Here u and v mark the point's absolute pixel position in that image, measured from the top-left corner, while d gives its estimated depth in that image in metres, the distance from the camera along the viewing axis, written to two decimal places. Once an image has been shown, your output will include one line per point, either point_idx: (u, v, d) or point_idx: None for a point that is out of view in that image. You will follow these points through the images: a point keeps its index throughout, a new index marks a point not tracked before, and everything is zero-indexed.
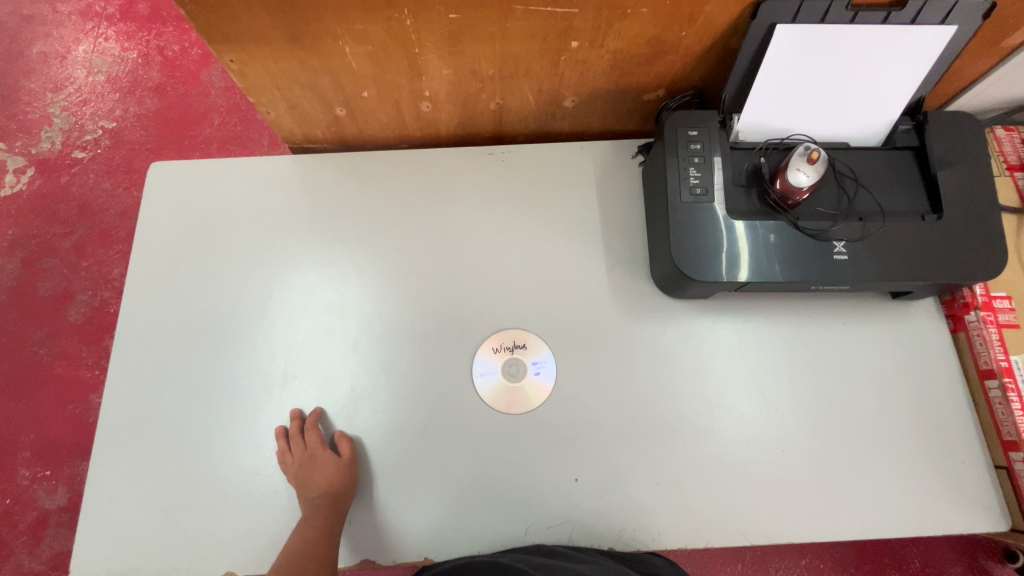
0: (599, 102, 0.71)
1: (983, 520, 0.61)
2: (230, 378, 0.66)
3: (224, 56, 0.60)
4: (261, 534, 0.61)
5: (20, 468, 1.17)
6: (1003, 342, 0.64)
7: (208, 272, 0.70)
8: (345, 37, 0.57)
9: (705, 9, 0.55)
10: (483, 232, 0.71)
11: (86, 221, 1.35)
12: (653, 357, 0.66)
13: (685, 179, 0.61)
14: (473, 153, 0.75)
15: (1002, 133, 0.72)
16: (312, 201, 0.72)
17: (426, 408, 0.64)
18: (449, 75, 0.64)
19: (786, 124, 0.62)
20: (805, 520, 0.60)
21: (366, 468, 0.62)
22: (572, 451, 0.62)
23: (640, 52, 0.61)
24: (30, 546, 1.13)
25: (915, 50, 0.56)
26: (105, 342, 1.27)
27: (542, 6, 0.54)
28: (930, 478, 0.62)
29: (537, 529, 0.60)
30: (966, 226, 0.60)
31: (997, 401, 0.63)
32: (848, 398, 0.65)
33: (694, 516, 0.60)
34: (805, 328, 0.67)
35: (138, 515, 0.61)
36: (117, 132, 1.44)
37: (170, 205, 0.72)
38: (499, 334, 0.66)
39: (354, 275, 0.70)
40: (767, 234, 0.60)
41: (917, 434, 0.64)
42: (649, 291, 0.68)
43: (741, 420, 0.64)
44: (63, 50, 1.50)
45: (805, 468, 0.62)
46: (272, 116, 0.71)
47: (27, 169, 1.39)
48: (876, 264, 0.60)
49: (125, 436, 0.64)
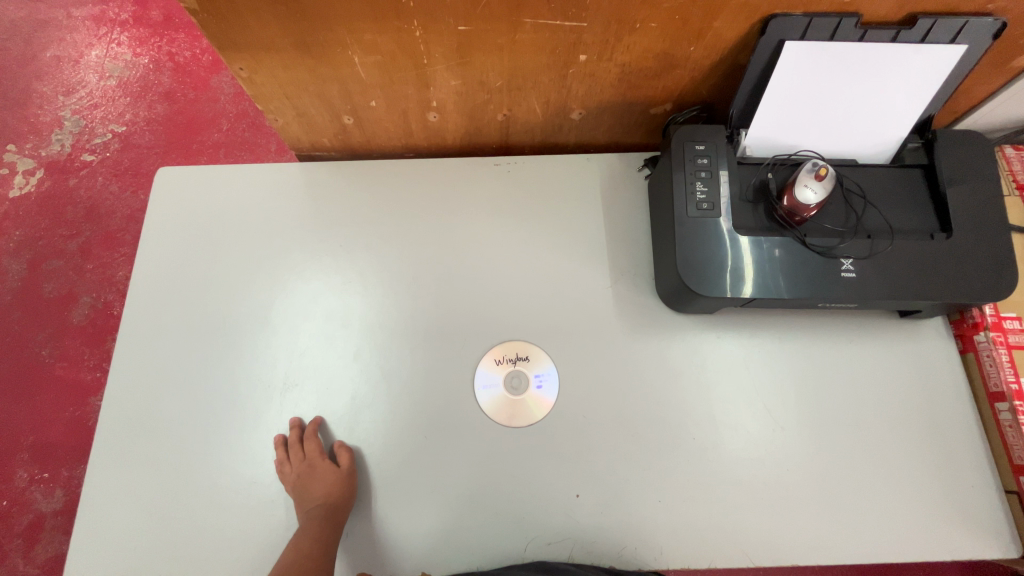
0: (607, 115, 0.71)
1: (994, 547, 0.60)
2: (231, 384, 0.66)
3: (233, 63, 0.60)
4: (257, 545, 0.60)
5: (19, 470, 1.17)
6: (1013, 364, 0.63)
7: (212, 278, 0.70)
8: (355, 47, 0.58)
9: (714, 25, 0.55)
10: (488, 243, 0.71)
11: (93, 224, 1.36)
12: (657, 371, 0.65)
13: (691, 193, 0.60)
14: (480, 163, 0.75)
15: (1011, 152, 0.71)
16: (318, 209, 0.72)
17: (428, 419, 0.63)
18: (457, 86, 0.64)
19: (794, 141, 0.62)
20: (810, 542, 0.59)
21: (366, 479, 0.61)
22: (574, 466, 0.61)
23: (649, 67, 0.62)
24: (25, 549, 1.13)
25: (922, 71, 0.56)
26: (107, 344, 1.27)
27: (552, 19, 0.54)
28: (939, 502, 0.61)
29: (537, 546, 0.59)
30: (975, 245, 0.59)
31: (1007, 424, 0.62)
32: (855, 417, 0.64)
33: (697, 535, 0.59)
34: (810, 345, 0.67)
35: (133, 521, 0.61)
36: (127, 136, 1.45)
37: (176, 211, 0.73)
38: (503, 346, 0.66)
39: (358, 282, 0.69)
40: (772, 250, 0.60)
41: (925, 454, 0.63)
42: (654, 305, 0.68)
43: (745, 438, 0.63)
44: (76, 54, 1.52)
45: (811, 489, 0.61)
46: (280, 123, 0.71)
47: (36, 172, 1.40)
48: (883, 283, 0.59)
49: (123, 441, 0.64)
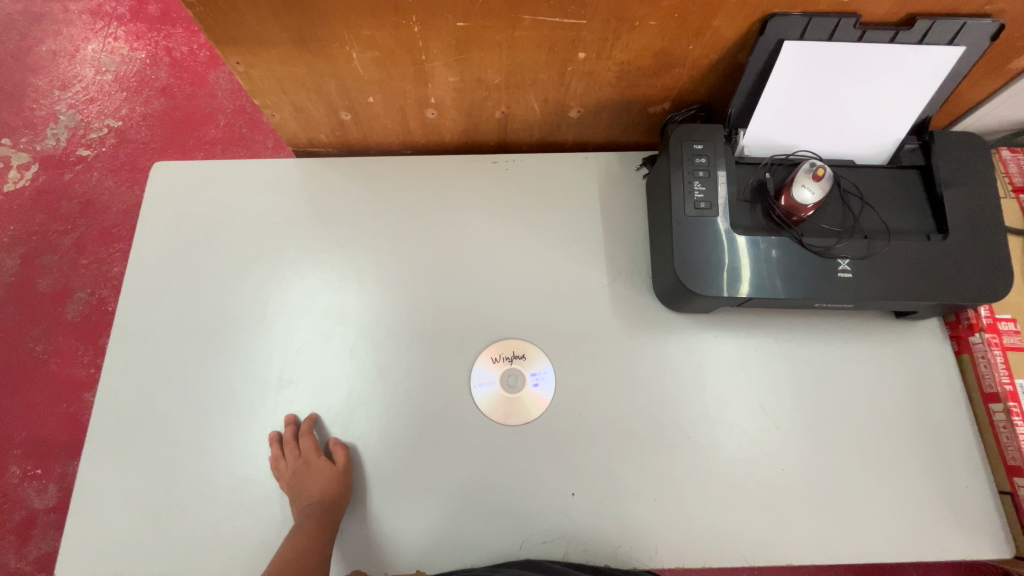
0: (605, 113, 0.71)
1: (988, 548, 0.60)
2: (226, 380, 0.65)
3: (230, 58, 0.60)
4: (251, 542, 0.60)
5: (12, 465, 1.16)
6: (1008, 366, 0.63)
7: (207, 273, 0.69)
8: (352, 42, 0.57)
9: (713, 23, 0.55)
10: (485, 241, 0.70)
11: (88, 219, 1.35)
12: (654, 371, 0.65)
13: (689, 192, 0.60)
14: (478, 161, 0.75)
15: (1008, 155, 0.71)
16: (315, 206, 0.72)
17: (424, 417, 0.63)
18: (455, 83, 0.64)
19: (792, 141, 0.62)
20: (805, 542, 0.59)
21: (361, 477, 0.61)
22: (570, 465, 0.61)
23: (647, 65, 0.61)
24: (17, 546, 1.12)
25: (921, 71, 0.56)
26: (102, 340, 1.26)
27: (550, 16, 0.54)
28: (934, 503, 0.61)
29: (533, 544, 0.59)
30: (972, 247, 0.60)
31: (1002, 425, 0.62)
32: (851, 417, 0.64)
33: (691, 534, 0.59)
34: (806, 346, 0.67)
35: (128, 519, 0.60)
36: (123, 131, 1.44)
37: (172, 206, 0.72)
38: (499, 344, 0.66)
39: (355, 279, 0.69)
40: (769, 250, 0.60)
41: (920, 455, 0.63)
42: (651, 304, 0.68)
43: (741, 437, 0.63)
44: (73, 48, 1.51)
45: (806, 488, 0.61)
46: (277, 119, 0.71)
47: (32, 166, 1.39)
48: (879, 283, 0.59)
49: (117, 438, 0.63)
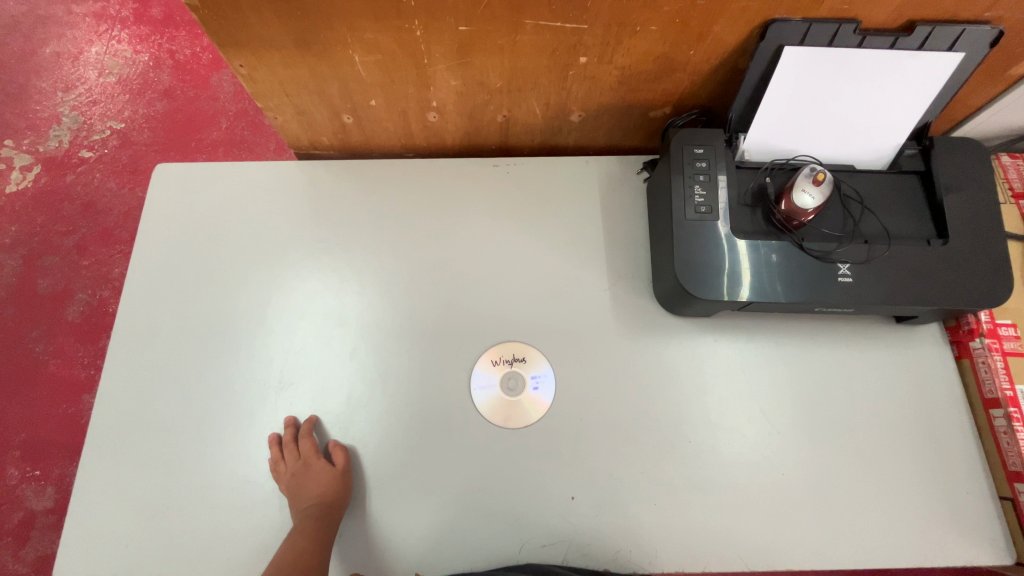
0: (606, 117, 0.71)
1: (988, 553, 0.60)
2: (226, 382, 0.65)
3: (234, 61, 0.60)
4: (250, 544, 0.60)
5: (10, 467, 1.16)
6: (1008, 371, 0.63)
7: (209, 275, 0.69)
8: (355, 45, 0.58)
9: (713, 29, 0.55)
10: (486, 243, 0.71)
11: (89, 220, 1.36)
12: (654, 374, 0.65)
13: (689, 196, 0.61)
14: (479, 164, 0.75)
15: (1007, 161, 0.72)
16: (317, 208, 0.72)
17: (424, 419, 0.63)
18: (456, 86, 0.64)
19: (792, 145, 0.62)
20: (806, 546, 0.59)
21: (361, 479, 0.61)
22: (570, 468, 0.61)
23: (648, 70, 0.62)
24: (15, 548, 1.11)
25: (921, 77, 0.56)
26: (102, 341, 1.27)
27: (552, 20, 0.54)
28: (934, 508, 0.61)
29: (533, 548, 0.59)
30: (972, 251, 0.60)
31: (1003, 431, 0.61)
32: (851, 422, 0.64)
33: (691, 538, 0.59)
34: (806, 350, 0.67)
35: (127, 520, 0.60)
36: (125, 133, 1.44)
37: (174, 208, 0.72)
38: (499, 347, 0.66)
39: (355, 281, 0.69)
40: (769, 254, 0.60)
41: (921, 460, 0.63)
42: (651, 308, 0.68)
43: (741, 441, 0.63)
44: (76, 50, 1.51)
45: (806, 493, 0.61)
46: (280, 122, 0.71)
47: (34, 167, 1.39)
48: (879, 287, 0.59)
49: (116, 439, 0.63)
